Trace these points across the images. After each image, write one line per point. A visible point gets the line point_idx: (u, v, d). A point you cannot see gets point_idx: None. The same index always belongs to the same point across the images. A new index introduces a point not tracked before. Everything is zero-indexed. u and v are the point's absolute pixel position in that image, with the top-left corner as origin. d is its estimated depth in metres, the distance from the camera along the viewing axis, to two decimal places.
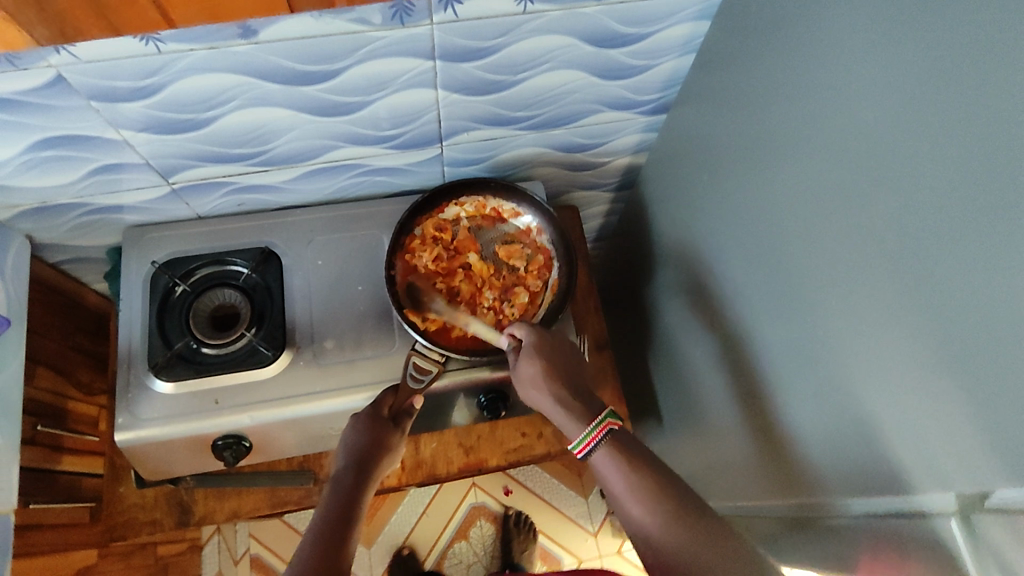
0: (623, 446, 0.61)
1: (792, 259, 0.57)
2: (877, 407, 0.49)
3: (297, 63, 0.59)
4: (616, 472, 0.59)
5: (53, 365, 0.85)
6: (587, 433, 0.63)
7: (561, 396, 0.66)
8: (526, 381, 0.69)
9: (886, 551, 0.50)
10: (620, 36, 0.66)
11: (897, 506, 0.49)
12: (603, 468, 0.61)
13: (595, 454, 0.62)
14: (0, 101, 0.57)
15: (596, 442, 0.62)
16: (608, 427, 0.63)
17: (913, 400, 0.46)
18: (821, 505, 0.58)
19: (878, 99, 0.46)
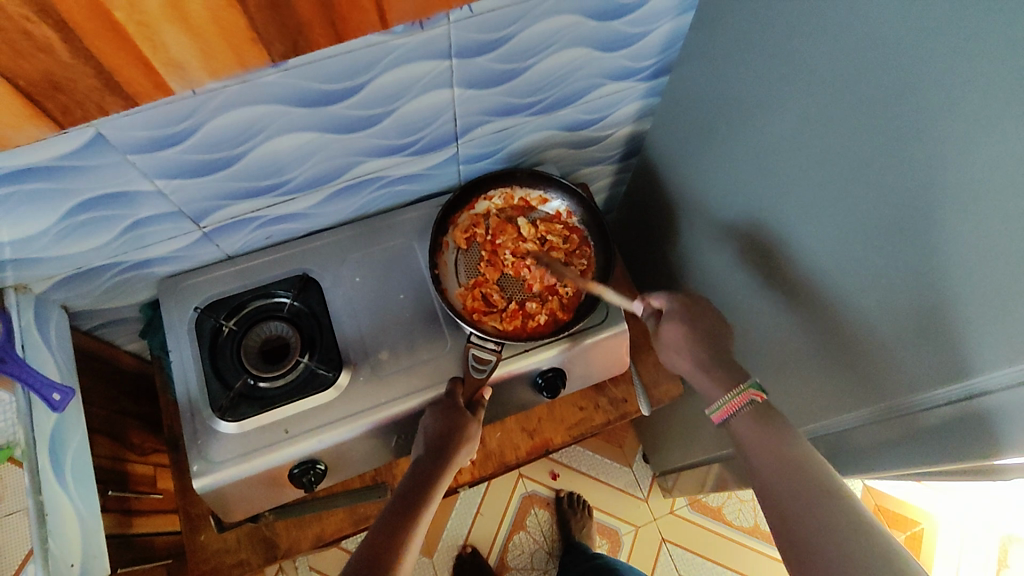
0: (762, 417, 0.65)
1: (825, 186, 0.61)
2: (921, 307, 0.53)
3: (325, 84, 0.62)
4: (750, 437, 0.64)
5: (107, 432, 0.84)
6: (726, 399, 0.68)
7: (698, 361, 0.73)
8: (667, 346, 0.76)
9: (950, 440, 0.54)
10: (620, 7, 0.69)
11: (958, 396, 0.52)
12: (741, 432, 0.66)
13: (737, 418, 0.66)
14: (39, 170, 0.58)
15: (734, 410, 0.67)
16: (752, 394, 0.67)
17: (953, 289, 0.50)
18: (883, 412, 0.61)
19: (887, 17, 0.49)
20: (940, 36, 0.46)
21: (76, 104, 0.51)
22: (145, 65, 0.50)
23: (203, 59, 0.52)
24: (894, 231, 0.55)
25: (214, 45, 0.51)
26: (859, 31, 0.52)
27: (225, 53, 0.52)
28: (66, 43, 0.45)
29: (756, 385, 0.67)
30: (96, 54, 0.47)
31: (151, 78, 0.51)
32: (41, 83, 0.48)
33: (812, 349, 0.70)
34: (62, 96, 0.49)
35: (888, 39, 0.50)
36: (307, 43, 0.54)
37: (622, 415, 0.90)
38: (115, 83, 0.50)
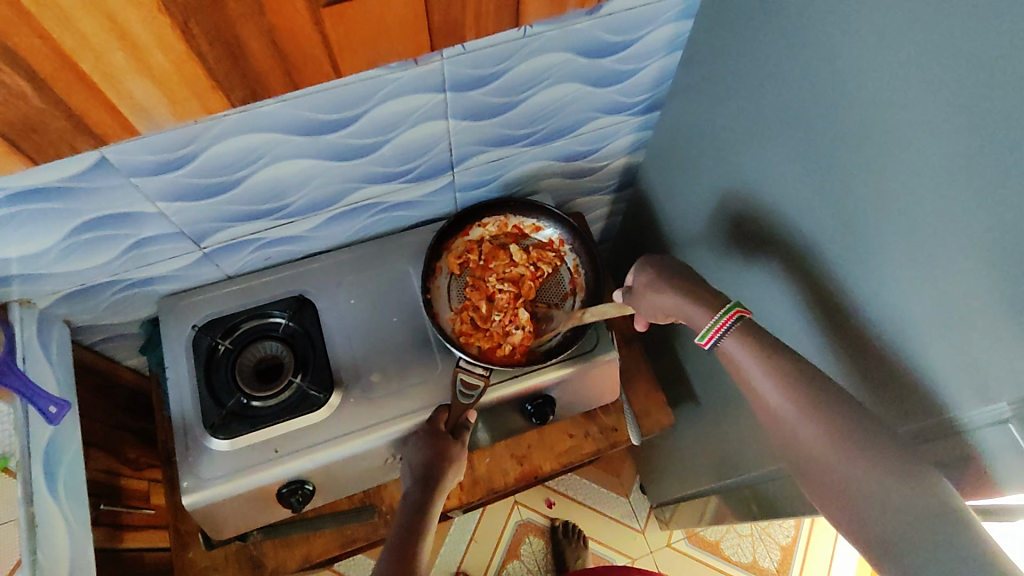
0: (751, 333, 0.63)
1: (809, 220, 0.62)
2: (910, 340, 0.54)
3: (324, 114, 0.65)
4: (749, 359, 0.62)
5: (103, 446, 0.86)
6: (716, 319, 0.66)
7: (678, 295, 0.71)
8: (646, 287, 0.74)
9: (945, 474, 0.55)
10: (611, 45, 0.72)
11: (946, 428, 0.53)
12: (734, 354, 0.64)
13: (726, 340, 0.65)
14: (47, 190, 0.60)
15: (724, 329, 0.65)
16: (736, 314, 0.65)
17: (939, 323, 0.51)
18: None
19: (861, 58, 0.51)
20: (913, 77, 0.47)
21: (50, 145, 0.54)
22: (113, 109, 0.54)
23: (170, 104, 0.55)
24: (879, 266, 0.55)
25: (180, 92, 0.54)
26: (836, 71, 0.54)
27: (189, 101, 0.56)
28: (39, 91, 0.49)
29: (740, 304, 0.67)
30: (65, 99, 0.51)
31: (119, 120, 0.55)
32: (17, 125, 0.51)
33: None
34: (37, 137, 0.53)
35: (863, 80, 0.52)
36: (266, 91, 0.58)
37: (613, 444, 0.90)
38: (85, 125, 0.54)
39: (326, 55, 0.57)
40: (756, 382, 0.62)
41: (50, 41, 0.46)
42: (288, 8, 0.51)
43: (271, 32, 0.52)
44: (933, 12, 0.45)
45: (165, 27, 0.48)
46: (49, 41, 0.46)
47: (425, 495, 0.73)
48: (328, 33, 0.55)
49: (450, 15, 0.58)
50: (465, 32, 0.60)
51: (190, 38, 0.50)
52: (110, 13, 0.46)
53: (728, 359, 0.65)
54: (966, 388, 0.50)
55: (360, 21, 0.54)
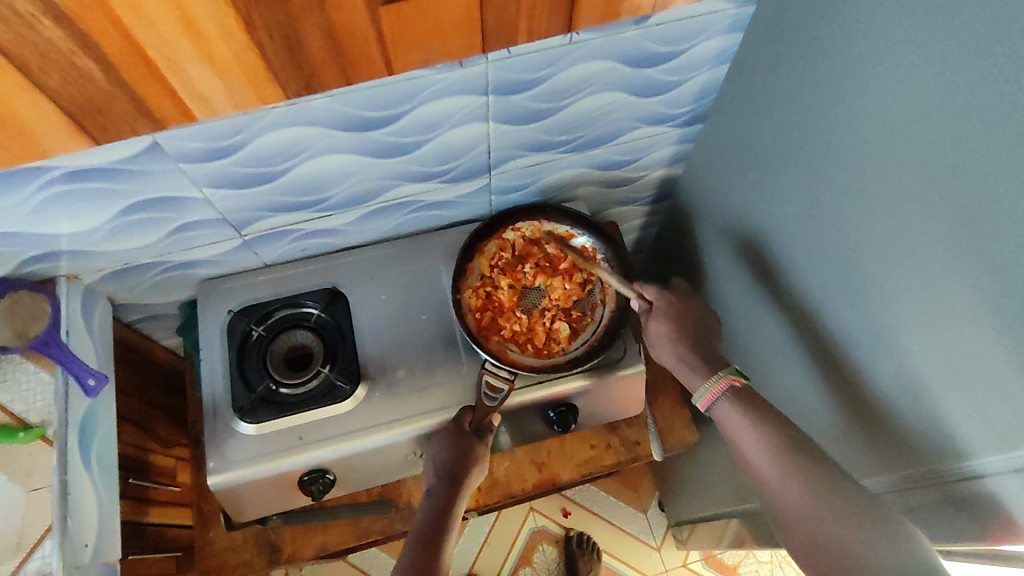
0: (741, 400, 0.68)
1: (854, 244, 0.61)
2: (957, 373, 0.52)
3: (367, 111, 0.66)
4: (738, 422, 0.67)
5: (135, 421, 0.88)
6: (707, 386, 0.71)
7: (682, 354, 0.76)
8: (653, 340, 0.78)
9: (985, 517, 0.53)
10: (657, 55, 0.72)
11: (993, 467, 0.50)
12: (727, 418, 0.69)
13: (719, 404, 0.70)
14: (99, 170, 0.63)
15: (718, 395, 0.70)
16: (732, 381, 0.70)
17: (984, 358, 0.50)
18: (914, 476, 0.59)
19: (918, 81, 0.50)
20: (972, 103, 0.46)
21: (113, 126, 0.56)
22: (176, 96, 0.55)
23: (229, 94, 0.57)
24: (928, 295, 0.54)
25: (238, 82, 0.56)
26: (892, 91, 0.53)
27: (247, 91, 0.57)
28: (107, 74, 0.51)
29: (736, 371, 0.71)
30: (131, 83, 0.52)
31: (180, 107, 0.57)
32: (84, 106, 0.53)
33: (837, 409, 0.69)
34: (101, 117, 0.54)
35: (918, 103, 0.50)
36: (320, 85, 0.59)
37: (634, 458, 0.90)
38: (147, 110, 0.56)
39: (379, 53, 0.57)
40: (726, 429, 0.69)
41: (121, 27, 0.48)
42: (348, 5, 0.51)
43: (329, 28, 0.53)
44: (997, 37, 0.44)
45: (230, 19, 0.50)
46: (119, 27, 0.48)
47: (449, 493, 0.73)
48: (384, 30, 0.55)
49: (505, 17, 0.58)
50: (517, 34, 0.60)
51: (252, 29, 0.51)
52: (180, 2, 0.48)
53: (721, 423, 0.69)
54: (1011, 429, 0.48)
55: (417, 21, 0.55)
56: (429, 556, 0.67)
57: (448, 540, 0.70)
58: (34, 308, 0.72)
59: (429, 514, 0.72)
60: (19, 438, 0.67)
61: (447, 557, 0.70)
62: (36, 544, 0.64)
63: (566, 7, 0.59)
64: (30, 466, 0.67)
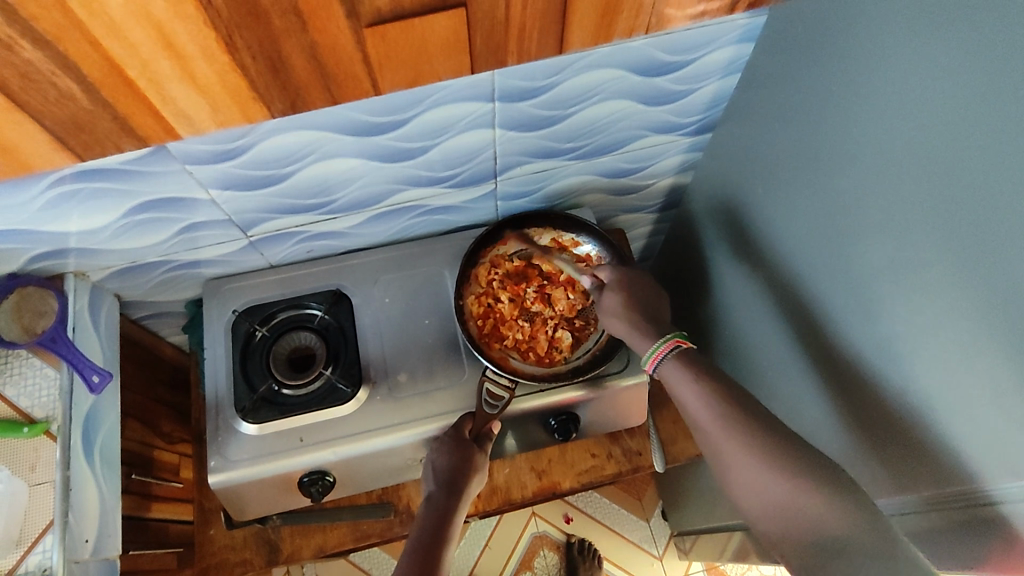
0: (688, 361, 0.69)
1: (865, 260, 0.60)
2: (973, 394, 0.51)
3: (372, 116, 0.66)
4: (681, 380, 0.68)
5: (140, 418, 0.89)
6: (655, 348, 0.72)
7: (632, 320, 0.74)
8: (604, 311, 0.77)
9: (994, 542, 0.52)
10: (666, 64, 0.71)
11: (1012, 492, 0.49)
12: (671, 377, 0.69)
13: (665, 364, 0.70)
14: (107, 171, 0.63)
15: (663, 357, 0.70)
16: (675, 344, 0.71)
17: (1002, 380, 0.48)
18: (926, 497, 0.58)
19: (933, 95, 0.49)
20: (986, 122, 0.45)
21: (97, 143, 0.56)
22: (158, 114, 0.56)
23: (212, 111, 0.57)
24: (943, 315, 0.53)
25: (220, 100, 0.56)
26: (906, 106, 0.52)
27: (230, 109, 0.57)
28: (88, 94, 0.51)
29: (681, 334, 0.72)
30: (113, 102, 0.53)
31: (163, 125, 0.57)
32: (67, 124, 0.54)
33: (845, 426, 0.68)
34: (86, 134, 0.55)
35: (930, 120, 0.50)
36: (304, 105, 0.59)
37: (635, 468, 0.89)
38: (131, 127, 0.56)
39: (364, 71, 0.57)
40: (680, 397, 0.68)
41: (100, 48, 0.48)
42: (332, 26, 0.51)
43: (313, 49, 0.53)
44: (1014, 55, 0.43)
45: (210, 41, 0.50)
46: (99, 48, 0.48)
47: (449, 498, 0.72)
48: (369, 51, 0.55)
49: (492, 39, 0.58)
50: (505, 56, 0.61)
51: (233, 50, 0.51)
52: (158, 24, 0.48)
53: (666, 382, 0.70)
54: None
55: (402, 39, 0.55)
56: (428, 559, 0.67)
57: (449, 546, 0.70)
58: (40, 304, 0.74)
59: (427, 519, 0.71)
60: (23, 433, 0.68)
61: (448, 562, 0.69)
62: (38, 539, 0.65)
63: (557, 28, 0.59)
64: (33, 461, 0.68)
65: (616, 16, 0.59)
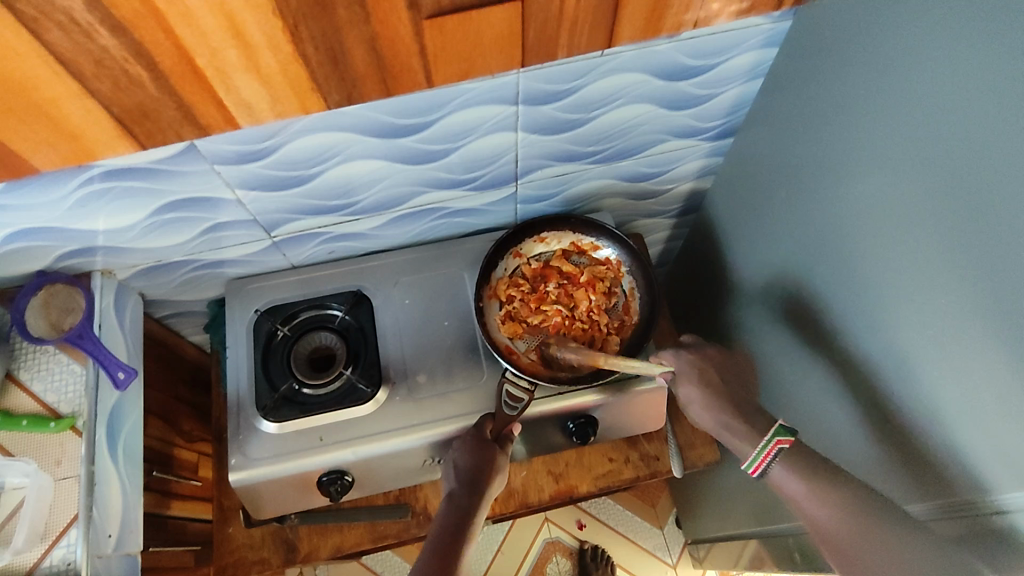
0: (798, 463, 0.65)
1: (885, 265, 0.60)
2: (991, 400, 0.51)
3: (396, 119, 0.67)
4: (799, 491, 0.64)
5: (161, 415, 0.90)
6: (758, 451, 0.68)
7: (721, 419, 0.73)
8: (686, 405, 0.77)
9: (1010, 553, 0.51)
10: (689, 68, 0.71)
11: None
12: (784, 483, 0.66)
13: (774, 470, 0.67)
14: (138, 169, 0.64)
15: (769, 461, 0.67)
16: (786, 441, 0.67)
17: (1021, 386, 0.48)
18: (944, 506, 0.57)
19: (955, 100, 0.49)
20: (1005, 123, 0.45)
21: (159, 131, 0.57)
22: (220, 103, 0.56)
23: (272, 102, 0.58)
24: (962, 320, 0.52)
25: (282, 91, 0.57)
26: (927, 110, 0.52)
27: (289, 101, 0.58)
28: (157, 82, 0.52)
29: (783, 430, 0.68)
30: (180, 90, 0.53)
31: (224, 114, 0.58)
32: (132, 111, 0.54)
33: (862, 433, 0.67)
34: (149, 123, 0.56)
35: (949, 120, 0.50)
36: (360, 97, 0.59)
37: (652, 473, 0.89)
38: (193, 116, 0.57)
39: (421, 65, 0.58)
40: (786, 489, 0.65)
41: (173, 36, 0.49)
42: (393, 16, 0.52)
43: (373, 41, 0.54)
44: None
45: (277, 30, 0.51)
46: (171, 37, 0.49)
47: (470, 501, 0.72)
48: (427, 44, 0.56)
49: (545, 32, 0.58)
50: (557, 49, 0.60)
51: (298, 41, 0.52)
52: (229, 14, 0.48)
53: (779, 488, 0.67)
54: None
55: (459, 32, 0.55)
56: (445, 568, 0.66)
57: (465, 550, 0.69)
58: (69, 300, 0.75)
59: (447, 521, 0.71)
60: (50, 428, 0.69)
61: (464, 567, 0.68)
62: (62, 532, 0.65)
63: (610, 23, 0.58)
64: (59, 456, 0.68)
65: (666, 10, 0.58)
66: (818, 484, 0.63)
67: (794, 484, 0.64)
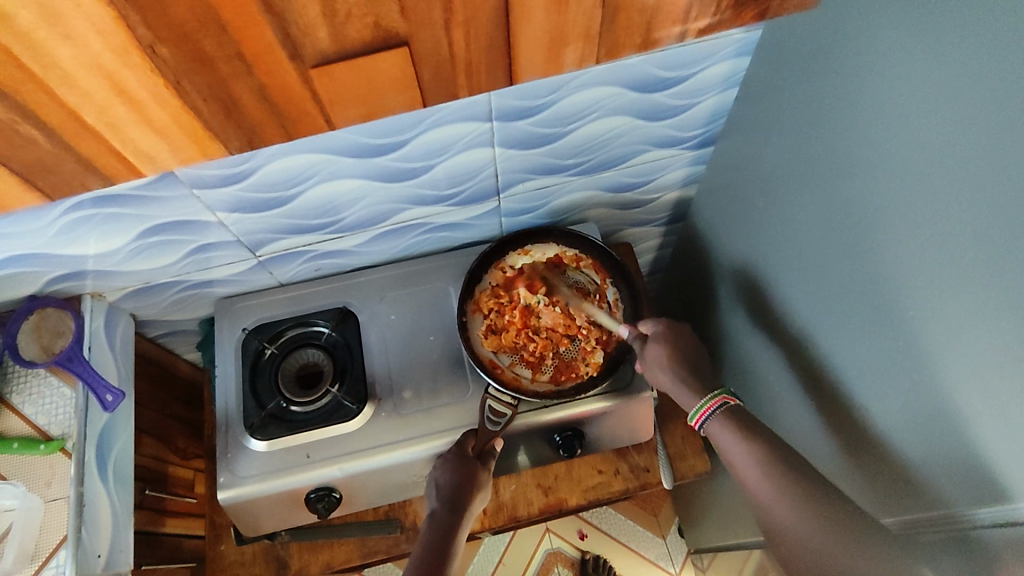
0: (734, 419, 0.70)
1: (858, 276, 0.59)
2: (964, 415, 0.50)
3: (372, 139, 0.67)
4: (729, 439, 0.69)
5: (155, 434, 0.91)
6: (702, 402, 0.74)
7: (679, 376, 0.76)
8: (648, 363, 0.77)
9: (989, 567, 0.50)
10: (663, 80, 0.71)
11: (1004, 515, 0.48)
12: (719, 436, 0.71)
13: (711, 421, 0.72)
14: (118, 195, 0.66)
15: (710, 412, 0.72)
16: (724, 398, 0.73)
17: (990, 398, 0.47)
18: (925, 519, 0.56)
19: (918, 110, 0.48)
20: (966, 134, 0.45)
21: (68, 183, 0.56)
22: (120, 155, 0.56)
23: (172, 151, 0.57)
24: (934, 333, 0.51)
25: (178, 140, 0.56)
26: (891, 120, 0.51)
27: (189, 149, 0.57)
28: (51, 139, 0.51)
29: (728, 390, 0.74)
30: (77, 147, 0.53)
31: (127, 165, 0.57)
32: (33, 167, 0.54)
33: (848, 444, 0.66)
34: (52, 175, 0.55)
35: (912, 131, 0.49)
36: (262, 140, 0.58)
37: (642, 485, 0.88)
38: (96, 168, 0.56)
39: (317, 109, 0.56)
40: (719, 441, 0.70)
41: (57, 98, 0.48)
42: (278, 69, 0.50)
43: (263, 90, 0.52)
44: (991, 67, 0.42)
45: (160, 87, 0.50)
46: (55, 97, 0.48)
47: (453, 517, 0.73)
48: (319, 90, 0.54)
49: (441, 73, 0.55)
50: (458, 88, 0.57)
51: (184, 95, 0.51)
52: (109, 74, 0.47)
53: (715, 441, 0.71)
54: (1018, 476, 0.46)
55: (350, 78, 0.53)
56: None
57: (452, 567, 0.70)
58: (58, 324, 0.77)
59: (431, 537, 0.72)
60: (40, 450, 0.70)
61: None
62: (52, 554, 0.67)
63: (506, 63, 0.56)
64: (49, 477, 0.70)
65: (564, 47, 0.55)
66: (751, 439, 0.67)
67: (733, 442, 0.68)
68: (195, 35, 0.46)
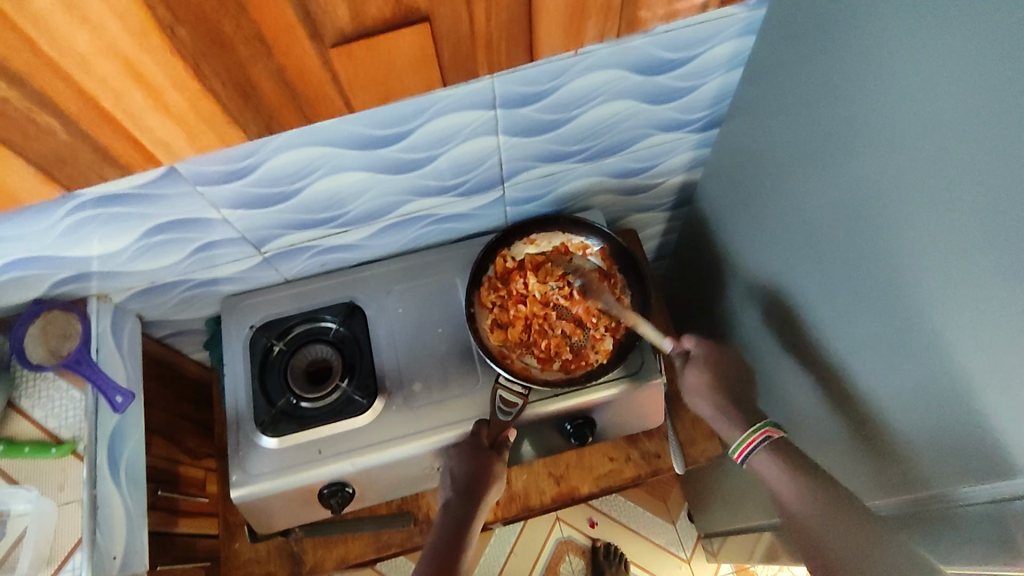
0: (780, 453, 0.69)
1: (868, 254, 0.58)
2: (977, 391, 0.49)
3: (374, 129, 0.67)
4: (777, 477, 0.67)
5: (165, 434, 0.91)
6: (745, 437, 0.72)
7: (719, 404, 0.76)
8: (689, 389, 0.79)
9: (1005, 543, 0.50)
10: (666, 62, 0.71)
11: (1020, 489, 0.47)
12: (763, 469, 0.69)
13: (756, 457, 0.70)
14: (122, 195, 0.65)
15: (754, 445, 0.70)
16: (770, 431, 0.70)
17: (1003, 374, 0.46)
18: (940, 497, 0.56)
19: (926, 83, 0.48)
20: (976, 106, 0.44)
21: (81, 173, 0.59)
22: (138, 143, 0.58)
23: (188, 138, 0.59)
24: (945, 309, 0.51)
25: (193, 125, 0.58)
26: (899, 95, 0.50)
27: (207, 135, 0.59)
28: (67, 127, 0.53)
29: (772, 423, 0.71)
30: (93, 134, 0.55)
31: (144, 154, 0.59)
32: (50, 158, 0.56)
33: (859, 424, 0.66)
34: (67, 166, 0.57)
35: (921, 104, 0.48)
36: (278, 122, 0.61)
37: (654, 471, 0.88)
38: (111, 157, 0.58)
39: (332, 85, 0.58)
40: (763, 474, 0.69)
41: (72, 82, 0.50)
42: (296, 48, 0.53)
43: (281, 72, 0.55)
44: (1001, 35, 0.41)
45: (178, 70, 0.52)
46: (70, 83, 0.50)
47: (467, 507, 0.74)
48: (339, 71, 0.57)
49: (457, 50, 0.59)
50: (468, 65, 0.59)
51: (202, 79, 0.53)
52: (126, 60, 0.50)
53: (758, 474, 0.70)
54: None
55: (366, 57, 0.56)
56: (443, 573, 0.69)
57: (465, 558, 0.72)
58: (65, 327, 0.76)
59: (444, 530, 0.73)
60: (51, 453, 0.70)
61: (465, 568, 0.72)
62: (67, 556, 0.67)
63: None
64: (62, 480, 0.70)
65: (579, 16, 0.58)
66: (797, 473, 0.66)
67: (778, 475, 0.67)
68: (213, 16, 0.49)
